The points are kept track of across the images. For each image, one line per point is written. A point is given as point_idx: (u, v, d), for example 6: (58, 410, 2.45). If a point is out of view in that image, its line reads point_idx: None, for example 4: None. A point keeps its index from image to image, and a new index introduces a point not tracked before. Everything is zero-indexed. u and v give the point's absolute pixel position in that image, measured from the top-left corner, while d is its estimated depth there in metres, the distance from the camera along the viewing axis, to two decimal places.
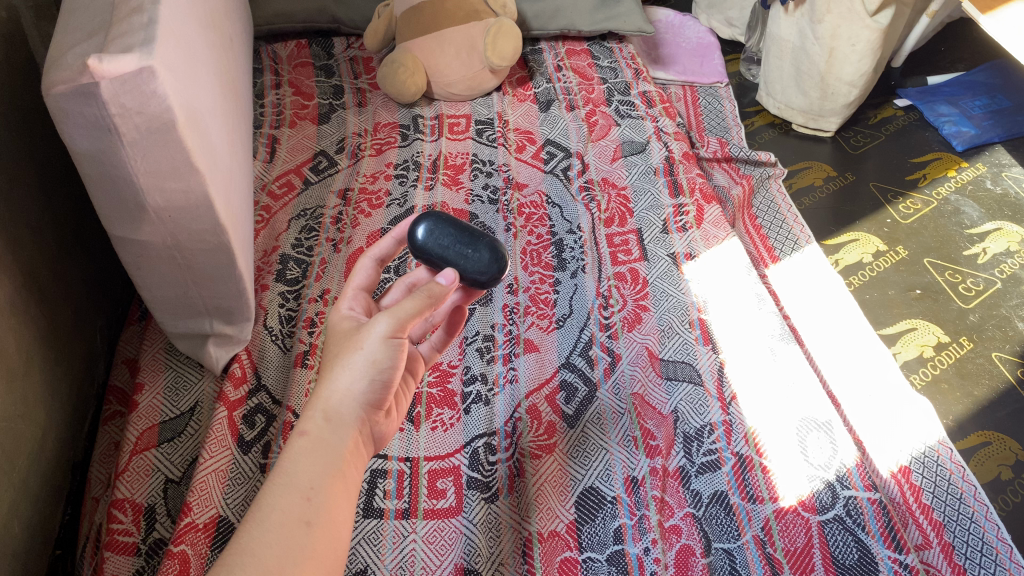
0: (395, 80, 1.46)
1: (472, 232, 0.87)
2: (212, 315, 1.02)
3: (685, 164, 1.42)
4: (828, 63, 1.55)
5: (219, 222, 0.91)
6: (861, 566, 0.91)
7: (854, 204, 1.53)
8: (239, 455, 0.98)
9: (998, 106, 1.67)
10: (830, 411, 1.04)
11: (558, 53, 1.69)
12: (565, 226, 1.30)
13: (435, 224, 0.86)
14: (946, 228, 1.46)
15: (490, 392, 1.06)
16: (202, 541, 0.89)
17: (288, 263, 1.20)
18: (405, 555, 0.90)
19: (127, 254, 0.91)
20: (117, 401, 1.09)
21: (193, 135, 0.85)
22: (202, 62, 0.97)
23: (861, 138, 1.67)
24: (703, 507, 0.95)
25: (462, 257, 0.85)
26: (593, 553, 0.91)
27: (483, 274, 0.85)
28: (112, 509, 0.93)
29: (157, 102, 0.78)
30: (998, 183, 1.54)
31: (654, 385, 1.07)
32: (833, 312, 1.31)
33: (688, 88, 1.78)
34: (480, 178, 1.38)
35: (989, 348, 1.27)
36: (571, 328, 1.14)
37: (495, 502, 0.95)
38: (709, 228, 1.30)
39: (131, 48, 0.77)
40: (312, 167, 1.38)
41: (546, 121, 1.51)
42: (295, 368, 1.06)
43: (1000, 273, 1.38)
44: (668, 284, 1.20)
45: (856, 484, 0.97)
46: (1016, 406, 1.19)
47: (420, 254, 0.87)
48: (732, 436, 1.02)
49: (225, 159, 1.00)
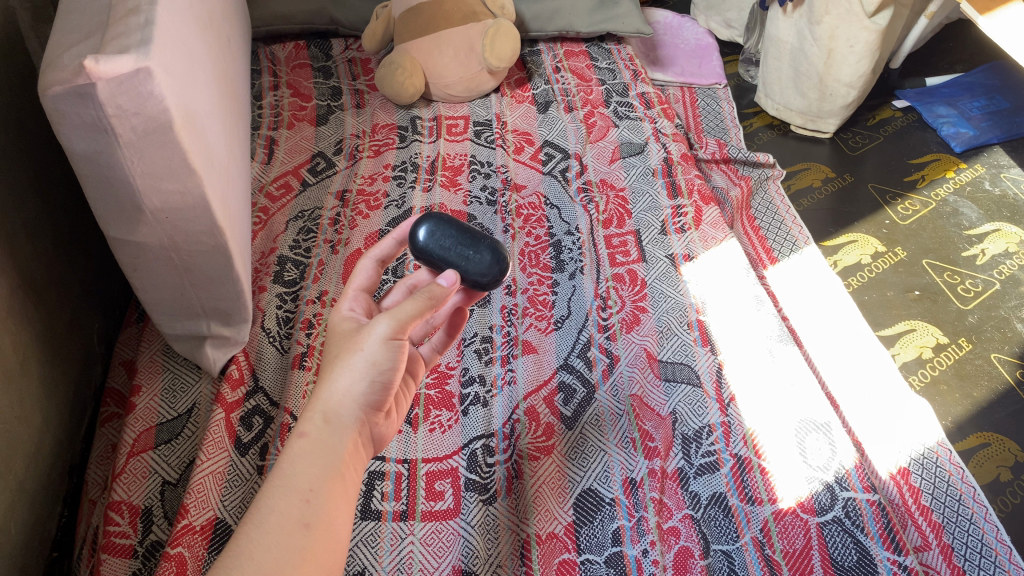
0: (393, 81, 1.46)
1: (473, 233, 0.86)
2: (209, 316, 1.01)
3: (684, 165, 1.42)
4: (826, 64, 1.55)
5: (216, 223, 0.91)
6: (861, 567, 0.90)
7: (853, 205, 1.53)
8: (236, 457, 0.98)
9: (997, 107, 1.67)
10: (829, 412, 1.04)
11: (556, 54, 1.69)
12: (564, 227, 1.30)
13: (437, 225, 0.85)
14: (944, 229, 1.46)
15: (488, 393, 1.06)
16: (199, 543, 0.89)
17: (286, 264, 1.20)
18: (403, 557, 0.90)
19: (124, 255, 0.90)
20: (114, 402, 1.09)
21: (190, 136, 0.85)
22: (200, 63, 0.97)
23: (860, 139, 1.67)
24: (702, 509, 0.95)
25: (464, 259, 0.84)
26: (592, 555, 0.91)
27: (484, 275, 0.84)
28: (109, 511, 0.92)
29: (154, 103, 0.78)
30: (996, 184, 1.54)
31: (653, 387, 1.07)
32: (832, 314, 1.31)
33: (687, 90, 1.78)
34: (478, 179, 1.37)
35: (988, 349, 1.27)
36: (569, 330, 1.14)
37: (493, 504, 0.94)
38: (707, 228, 1.30)
39: (128, 49, 0.77)
40: (310, 168, 1.37)
41: (545, 122, 1.51)
42: (292, 369, 1.06)
43: (999, 274, 1.38)
44: (666, 285, 1.20)
45: (855, 486, 0.97)
46: (1015, 407, 1.19)
47: (421, 255, 0.85)
48: (731, 437, 1.01)
49: (222, 160, 1.00)
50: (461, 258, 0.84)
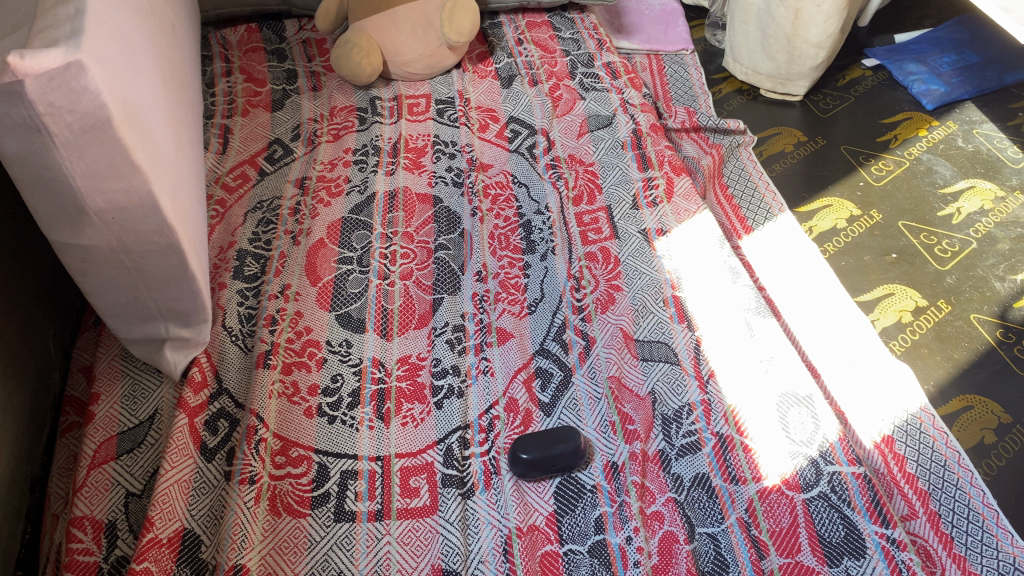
0: (349, 61, 1.41)
1: (553, 447, 0.91)
2: (167, 318, 0.97)
3: (653, 136, 1.38)
4: (794, 25, 1.52)
5: (167, 221, 0.86)
6: (849, 544, 0.87)
7: (826, 168, 1.50)
8: (202, 464, 0.94)
9: (967, 62, 1.65)
10: (811, 384, 1.01)
11: (518, 26, 1.64)
12: (533, 207, 1.26)
13: (551, 456, 0.91)
14: (919, 190, 1.44)
15: (463, 384, 1.03)
16: (166, 557, 0.85)
17: (246, 258, 1.16)
18: (380, 559, 0.88)
19: (71, 259, 0.85)
20: (74, 411, 1.05)
21: (132, 132, 0.81)
22: (141, 54, 0.92)
23: (831, 101, 1.64)
24: (685, 492, 0.92)
25: (567, 468, 0.92)
26: (575, 545, 0.88)
27: (581, 444, 0.92)
28: (71, 528, 0.89)
29: (89, 98, 0.73)
30: (969, 140, 1.52)
31: (631, 367, 1.04)
32: (810, 282, 1.28)
33: (654, 57, 1.74)
34: (443, 160, 1.34)
35: (967, 310, 1.25)
36: (544, 313, 1.11)
37: (472, 499, 0.92)
38: (679, 201, 1.26)
39: (56, 42, 0.72)
40: (267, 156, 1.33)
41: (509, 97, 1.47)
42: (257, 368, 1.01)
43: (975, 233, 1.36)
44: (641, 261, 1.17)
45: (840, 459, 0.94)
46: (996, 367, 1.18)
47: (550, 461, 0.91)
48: (712, 415, 0.99)
49: (171, 155, 0.95)
50: (556, 463, 0.91)
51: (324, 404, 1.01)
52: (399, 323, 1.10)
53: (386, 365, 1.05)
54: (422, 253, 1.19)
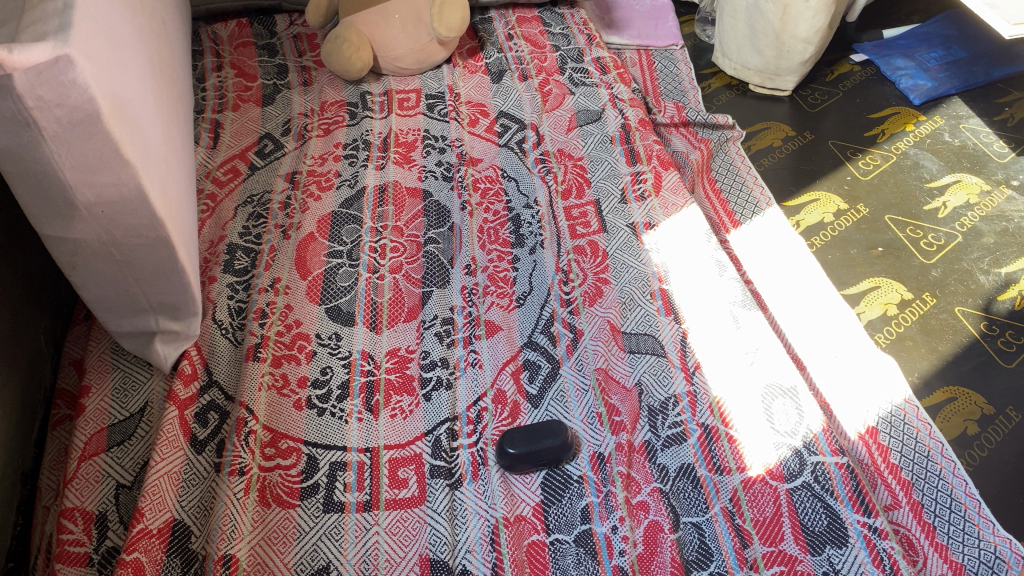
0: (339, 56, 1.42)
1: (540, 440, 0.93)
2: (156, 311, 0.98)
3: (642, 131, 1.39)
4: (782, 21, 1.53)
5: (156, 215, 0.87)
6: (831, 533, 0.88)
7: (814, 162, 1.51)
8: (192, 455, 0.95)
9: (954, 57, 1.67)
10: (796, 376, 1.02)
11: (509, 21, 1.65)
12: (522, 201, 1.27)
13: (538, 449, 0.92)
14: (906, 184, 1.45)
15: (452, 376, 1.04)
16: (156, 547, 0.86)
17: (235, 252, 1.17)
18: (368, 548, 0.88)
19: (60, 253, 0.86)
20: (65, 404, 1.06)
21: (121, 126, 0.81)
22: (131, 50, 0.93)
23: (819, 96, 1.65)
24: (670, 482, 0.93)
25: (555, 461, 0.94)
26: (562, 535, 0.89)
27: (568, 438, 0.94)
28: (61, 519, 0.89)
29: (78, 93, 0.74)
30: (956, 134, 1.53)
31: (618, 359, 1.05)
32: (797, 275, 1.29)
33: (643, 52, 1.75)
34: (433, 154, 1.34)
35: (952, 303, 1.26)
36: (532, 306, 1.12)
37: (459, 489, 0.93)
38: (667, 194, 1.27)
39: (45, 37, 0.73)
40: (257, 151, 1.33)
41: (499, 92, 1.48)
42: (246, 361, 1.02)
43: (961, 227, 1.37)
44: (628, 255, 1.18)
45: (823, 449, 0.95)
46: (980, 359, 1.19)
47: (538, 456, 0.93)
48: (697, 406, 1.00)
49: (160, 149, 0.96)
50: (543, 456, 0.93)
51: (313, 396, 1.02)
52: (388, 316, 1.11)
53: (375, 357, 1.06)
54: (411, 246, 1.20)
